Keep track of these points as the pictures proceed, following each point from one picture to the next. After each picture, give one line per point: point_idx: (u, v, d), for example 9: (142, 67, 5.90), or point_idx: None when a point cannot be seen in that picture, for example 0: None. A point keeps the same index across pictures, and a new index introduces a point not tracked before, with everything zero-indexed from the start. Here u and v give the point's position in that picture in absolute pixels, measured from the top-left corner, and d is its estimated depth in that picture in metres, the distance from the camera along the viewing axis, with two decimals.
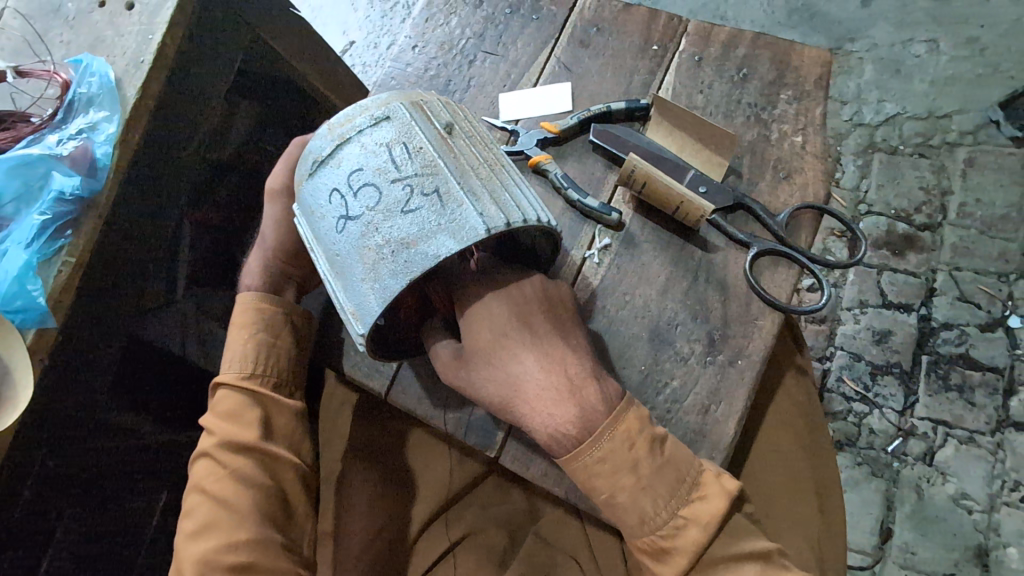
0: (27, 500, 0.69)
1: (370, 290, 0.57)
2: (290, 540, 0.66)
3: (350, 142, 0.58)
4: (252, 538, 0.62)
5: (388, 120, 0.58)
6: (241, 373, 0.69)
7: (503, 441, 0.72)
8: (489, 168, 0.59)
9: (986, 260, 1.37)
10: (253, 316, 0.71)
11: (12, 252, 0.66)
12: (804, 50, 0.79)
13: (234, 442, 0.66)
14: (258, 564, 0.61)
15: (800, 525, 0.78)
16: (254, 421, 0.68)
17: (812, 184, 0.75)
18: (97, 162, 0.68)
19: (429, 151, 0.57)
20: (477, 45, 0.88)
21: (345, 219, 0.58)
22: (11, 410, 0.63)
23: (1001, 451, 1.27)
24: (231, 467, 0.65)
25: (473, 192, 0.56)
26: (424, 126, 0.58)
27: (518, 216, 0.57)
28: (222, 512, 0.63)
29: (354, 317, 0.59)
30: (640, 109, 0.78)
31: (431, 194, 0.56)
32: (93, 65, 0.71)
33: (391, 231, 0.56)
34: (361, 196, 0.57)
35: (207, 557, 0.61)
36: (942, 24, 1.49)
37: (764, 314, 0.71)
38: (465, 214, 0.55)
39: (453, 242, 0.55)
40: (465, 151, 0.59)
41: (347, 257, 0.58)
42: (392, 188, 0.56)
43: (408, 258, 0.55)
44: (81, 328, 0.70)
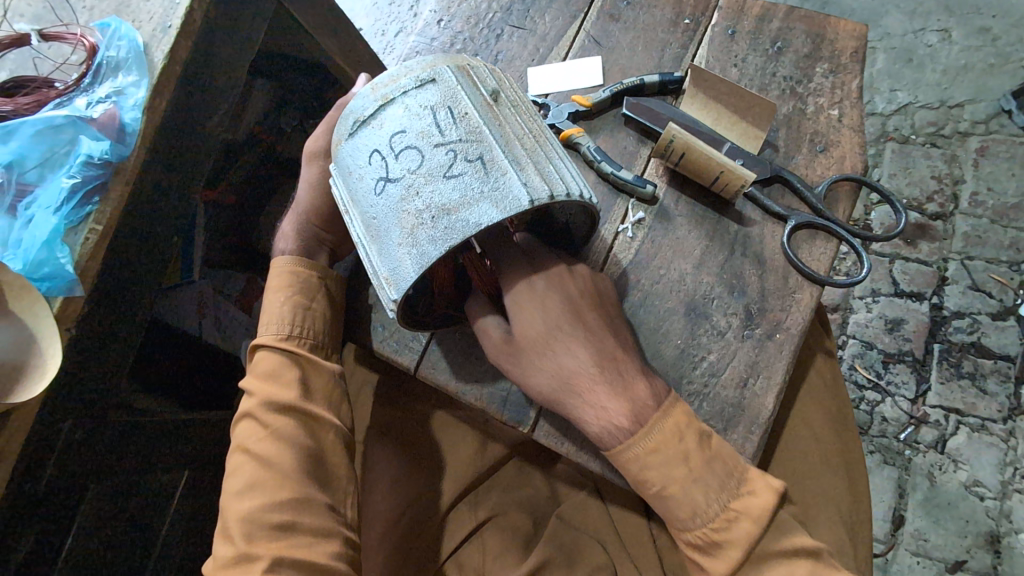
0: (52, 474, 0.66)
1: (406, 255, 0.53)
2: (334, 499, 0.64)
3: (395, 103, 0.56)
4: (295, 497, 0.60)
5: (434, 82, 0.55)
6: (280, 334, 0.68)
7: (536, 418, 0.70)
8: (533, 140, 0.57)
9: (999, 249, 1.37)
10: (289, 279, 0.70)
11: (38, 218, 0.64)
12: (839, 24, 0.78)
13: (274, 403, 0.64)
14: (300, 522, 0.60)
15: (828, 503, 0.78)
16: (292, 381, 0.66)
17: (849, 157, 0.74)
18: (126, 127, 0.67)
19: (474, 117, 0.54)
20: (504, 19, 0.86)
21: (384, 181, 0.55)
22: (37, 380, 0.59)
23: (1013, 438, 1.27)
24: (273, 426, 0.63)
25: (518, 161, 0.54)
26: (470, 92, 0.56)
27: (562, 188, 0.54)
28: (266, 471, 0.61)
29: (387, 283, 0.55)
30: (674, 82, 0.77)
31: (475, 160, 0.53)
32: (120, 29, 0.69)
33: (432, 195, 0.53)
34: (403, 158, 0.54)
35: (253, 516, 0.59)
36: (954, 14, 1.48)
37: (802, 288, 0.70)
38: (509, 182, 0.53)
39: (496, 212, 0.52)
40: (510, 120, 0.57)
41: (385, 220, 0.55)
42: (435, 151, 0.53)
43: (449, 224, 0.52)
44: (106, 296, 0.68)
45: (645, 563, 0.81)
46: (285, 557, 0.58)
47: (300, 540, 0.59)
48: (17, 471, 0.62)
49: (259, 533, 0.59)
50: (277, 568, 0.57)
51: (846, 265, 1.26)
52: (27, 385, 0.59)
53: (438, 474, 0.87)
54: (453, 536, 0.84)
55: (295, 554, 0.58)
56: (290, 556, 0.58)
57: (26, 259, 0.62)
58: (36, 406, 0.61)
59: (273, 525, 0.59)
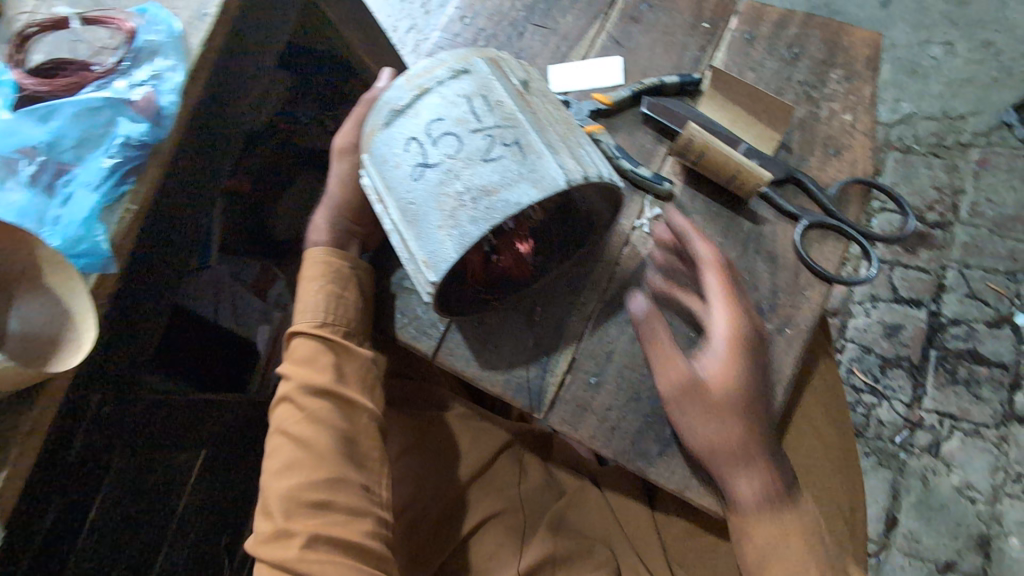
0: (82, 445, 0.68)
1: (447, 236, 0.55)
2: (369, 480, 0.67)
3: (430, 93, 0.58)
4: (329, 476, 0.64)
5: (468, 74, 0.58)
6: (314, 321, 0.71)
7: (551, 403, 0.72)
8: (564, 127, 0.59)
9: (996, 259, 1.40)
10: (322, 269, 0.71)
11: (80, 195, 0.65)
12: (854, 32, 0.81)
13: (310, 386, 0.68)
14: (335, 502, 0.64)
15: (827, 494, 0.82)
16: (328, 365, 0.69)
17: (860, 161, 0.76)
18: (163, 111, 0.68)
19: (508, 105, 0.57)
20: (526, 18, 0.88)
21: (423, 166, 0.57)
22: (74, 355, 0.60)
23: (1005, 444, 1.30)
24: (310, 409, 0.67)
25: (553, 145, 0.56)
26: (502, 82, 0.58)
27: (595, 171, 0.56)
28: (303, 452, 0.65)
29: (425, 266, 0.57)
30: (692, 83, 0.79)
31: (512, 144, 0.55)
32: (159, 15, 0.71)
33: (472, 178, 0.55)
34: (441, 144, 0.56)
35: (292, 495, 0.63)
36: (959, 27, 1.51)
37: (811, 286, 0.73)
38: (546, 164, 0.55)
39: (536, 192, 0.53)
40: (542, 108, 0.59)
41: (423, 204, 0.57)
42: (472, 137, 0.56)
43: (489, 205, 0.54)
44: (135, 273, 0.70)
45: (649, 553, 0.84)
46: (321, 534, 0.62)
47: (336, 518, 0.63)
48: (47, 445, 0.63)
49: (297, 510, 0.63)
50: (314, 544, 0.61)
51: (848, 268, 1.29)
52: (63, 359, 0.60)
53: (455, 456, 0.87)
54: (472, 517, 0.84)
55: (331, 531, 0.62)
56: (326, 533, 0.62)
57: (65, 235, 0.63)
58: (68, 379, 0.63)
59: (309, 503, 0.63)
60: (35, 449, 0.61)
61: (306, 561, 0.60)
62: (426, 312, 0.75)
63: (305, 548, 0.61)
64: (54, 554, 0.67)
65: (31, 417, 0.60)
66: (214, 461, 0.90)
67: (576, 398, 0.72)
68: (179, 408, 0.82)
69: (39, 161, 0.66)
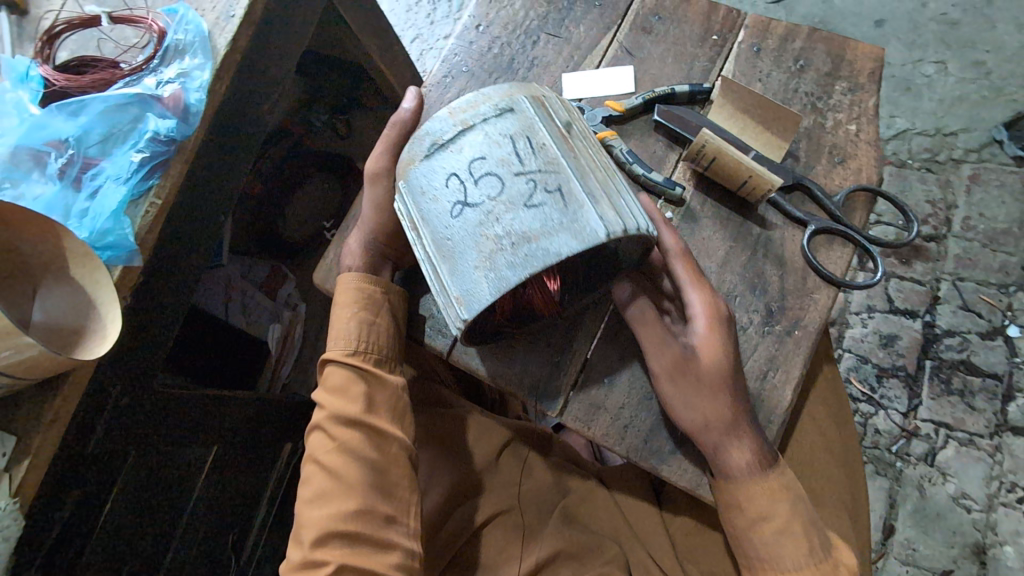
0: (102, 435, 0.68)
1: (483, 277, 0.57)
2: (397, 509, 0.66)
3: (475, 129, 0.60)
4: (358, 507, 0.64)
5: (512, 113, 0.60)
6: (347, 350, 0.71)
7: (565, 403, 0.74)
8: (605, 173, 0.61)
9: (988, 272, 1.43)
10: (355, 295, 0.71)
11: (108, 188, 0.67)
12: (857, 46, 0.84)
13: (342, 415, 0.68)
14: (362, 533, 0.63)
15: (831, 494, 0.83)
16: (359, 395, 0.69)
17: (864, 169, 0.79)
18: (190, 107, 0.70)
19: (552, 149, 0.59)
20: (540, 27, 0.91)
21: (462, 205, 0.58)
22: (97, 347, 0.61)
23: (999, 453, 1.32)
24: (339, 439, 0.67)
25: (593, 195, 0.58)
26: (546, 125, 0.60)
27: (634, 224, 0.58)
28: (333, 482, 0.66)
29: (458, 303, 0.58)
30: (702, 93, 0.82)
31: (554, 191, 0.57)
32: (187, 16, 0.73)
33: (513, 222, 0.56)
34: (482, 184, 0.58)
35: (324, 524, 0.64)
36: (950, 47, 1.56)
37: (819, 289, 0.75)
38: (587, 216, 0.56)
39: (576, 243, 0.55)
40: (583, 153, 0.61)
41: (461, 243, 0.58)
42: (515, 180, 0.57)
43: (530, 252, 0.55)
44: (158, 268, 0.71)
45: (657, 552, 0.85)
46: (349, 564, 0.62)
47: (364, 551, 0.63)
48: (69, 433, 0.64)
49: (326, 539, 0.63)
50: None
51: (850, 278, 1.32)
52: (82, 351, 0.61)
53: (467, 453, 0.89)
54: (483, 511, 0.85)
55: (359, 561, 0.62)
56: (354, 565, 0.62)
57: (92, 228, 0.65)
58: (90, 370, 0.64)
59: (339, 533, 0.63)
60: (56, 440, 0.62)
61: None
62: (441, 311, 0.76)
63: None
64: (69, 546, 0.67)
65: (53, 408, 0.61)
66: (224, 460, 0.90)
67: (589, 396, 0.74)
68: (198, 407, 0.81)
69: (68, 155, 0.67)
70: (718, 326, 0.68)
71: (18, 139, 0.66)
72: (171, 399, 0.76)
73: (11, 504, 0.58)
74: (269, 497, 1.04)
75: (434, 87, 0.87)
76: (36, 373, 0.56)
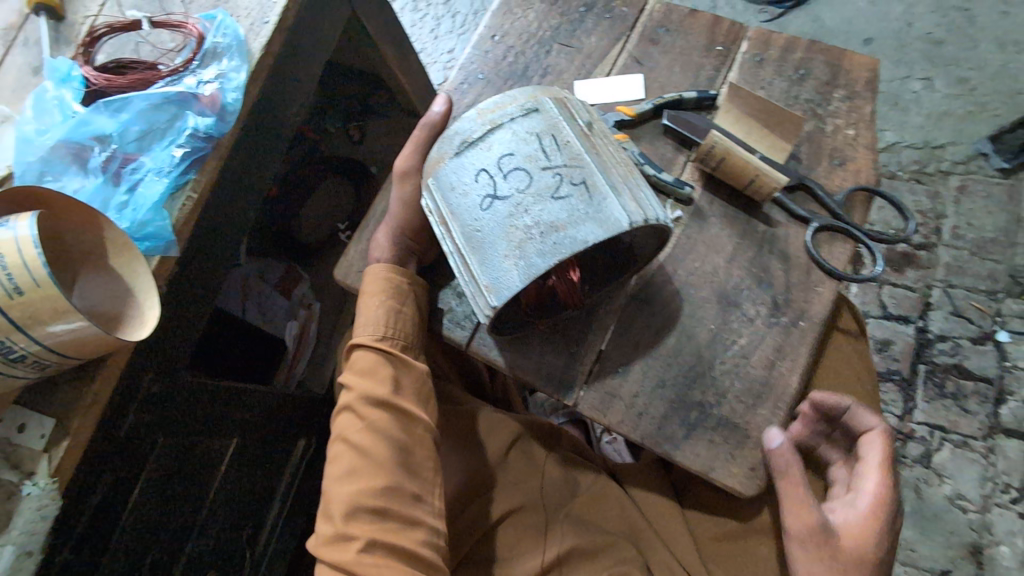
0: (133, 421, 0.70)
1: (513, 266, 0.60)
2: (422, 488, 0.70)
3: (502, 127, 0.63)
4: (386, 484, 0.67)
5: (538, 112, 0.64)
6: (376, 335, 0.74)
7: (581, 391, 0.77)
8: (625, 168, 0.65)
9: (978, 279, 1.48)
10: (385, 284, 0.74)
11: (149, 180, 0.70)
12: (853, 57, 0.89)
13: (371, 396, 0.71)
14: (389, 509, 0.66)
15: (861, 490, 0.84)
16: (387, 377, 0.73)
17: (862, 171, 0.84)
18: (227, 107, 0.73)
19: (576, 146, 0.63)
20: (553, 37, 0.95)
21: (492, 198, 0.62)
22: (137, 330, 0.62)
23: (993, 455, 1.36)
24: (368, 419, 0.71)
25: (615, 187, 0.61)
26: (570, 123, 0.64)
27: (654, 215, 0.61)
28: (362, 459, 0.69)
29: (487, 291, 0.61)
30: (709, 99, 0.87)
31: (579, 184, 0.61)
32: (224, 21, 0.77)
33: (541, 213, 0.60)
34: (511, 178, 0.61)
35: (353, 500, 0.67)
36: (936, 64, 1.64)
37: (822, 283, 0.79)
38: (610, 207, 0.60)
39: (602, 231, 0.59)
40: (605, 150, 0.65)
41: (491, 233, 0.61)
42: (542, 174, 0.61)
43: (557, 240, 0.59)
44: (192, 259, 0.74)
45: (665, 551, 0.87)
46: (379, 540, 0.65)
47: (392, 526, 0.66)
48: (103, 418, 0.66)
49: (356, 515, 0.66)
50: (372, 548, 0.65)
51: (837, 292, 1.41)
52: (125, 333, 0.62)
53: (482, 448, 0.91)
54: (500, 505, 0.87)
55: (386, 539, 0.65)
56: (382, 539, 0.65)
57: (133, 219, 0.67)
58: (127, 355, 0.66)
59: (369, 509, 0.66)
60: (91, 423, 0.64)
61: (363, 564, 0.64)
62: (460, 305, 0.80)
63: (362, 552, 0.64)
64: (99, 528, 0.69)
65: (92, 390, 0.63)
66: (243, 452, 0.92)
67: (604, 384, 0.77)
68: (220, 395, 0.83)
69: (110, 150, 0.71)
70: (879, 517, 0.73)
71: (61, 134, 0.69)
72: (199, 389, 0.79)
73: (50, 484, 0.61)
74: (282, 495, 1.06)
75: (452, 93, 0.92)
76: (84, 353, 0.58)
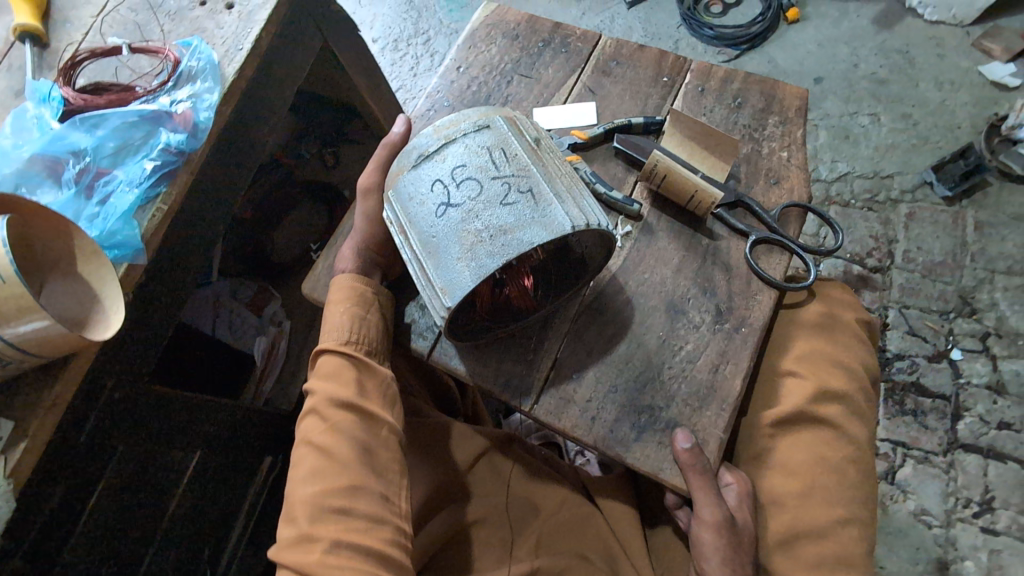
0: (93, 426, 0.71)
1: (465, 267, 0.64)
2: (388, 489, 0.72)
3: (456, 142, 0.69)
4: (352, 484, 0.70)
5: (488, 128, 0.69)
6: (340, 340, 0.76)
7: (539, 393, 0.80)
8: (569, 179, 0.70)
9: (930, 299, 1.55)
10: (348, 293, 0.77)
11: (121, 192, 0.73)
12: (787, 88, 0.98)
13: (335, 399, 0.74)
14: (355, 507, 0.69)
15: (861, 511, 0.82)
16: (351, 381, 0.75)
17: (797, 191, 0.91)
18: (199, 124, 0.77)
19: (524, 158, 0.68)
20: (513, 69, 1.02)
21: (446, 205, 0.66)
22: (101, 332, 0.64)
23: (952, 470, 1.40)
24: (334, 420, 0.74)
25: (559, 195, 0.67)
26: (518, 139, 0.70)
27: (595, 220, 0.66)
28: (326, 460, 0.72)
29: (442, 292, 0.65)
30: (655, 124, 0.94)
31: (526, 192, 0.66)
32: (200, 47, 0.82)
33: (491, 218, 0.64)
34: (463, 187, 0.66)
35: (317, 501, 0.69)
36: (881, 100, 1.76)
37: (763, 292, 0.84)
38: (555, 212, 0.65)
39: (547, 233, 0.63)
40: (550, 163, 0.71)
41: (445, 238, 0.66)
42: (492, 183, 0.66)
43: (506, 242, 0.63)
44: (159, 269, 0.77)
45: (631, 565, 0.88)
46: (342, 539, 0.67)
47: (356, 525, 0.69)
48: (64, 420, 0.67)
49: (321, 516, 0.69)
50: (337, 548, 0.67)
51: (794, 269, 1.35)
52: (90, 335, 0.64)
53: (446, 461, 0.93)
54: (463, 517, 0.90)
55: (351, 537, 0.68)
56: (347, 538, 0.68)
57: (102, 228, 0.71)
58: (92, 352, 0.68)
59: (332, 511, 0.69)
60: (51, 425, 0.65)
61: (327, 565, 0.66)
62: (422, 317, 0.83)
63: (327, 552, 0.67)
64: (56, 534, 0.69)
65: (56, 389, 0.65)
66: (207, 465, 0.92)
67: (560, 390, 0.80)
68: (184, 408, 0.84)
69: (83, 164, 0.75)
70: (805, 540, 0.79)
71: (37, 148, 0.73)
72: (163, 398, 0.80)
73: (5, 485, 0.61)
74: (247, 510, 1.05)
75: (418, 118, 0.98)
76: (44, 350, 0.60)
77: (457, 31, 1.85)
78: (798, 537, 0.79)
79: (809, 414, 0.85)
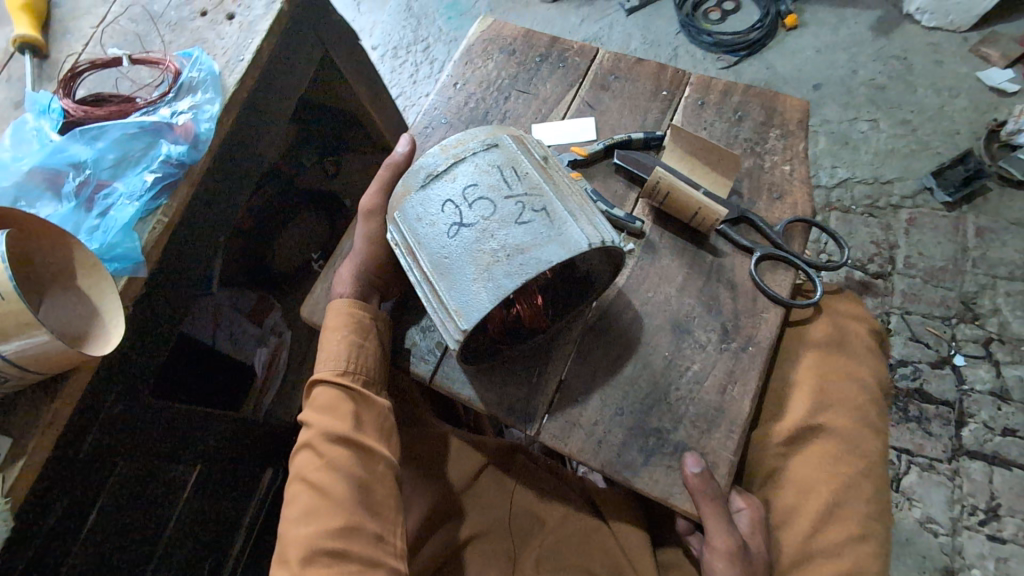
0: (91, 445, 0.70)
1: (481, 288, 0.63)
2: (384, 528, 0.72)
3: (465, 161, 0.68)
4: (346, 527, 0.69)
5: (498, 148, 0.69)
6: (336, 370, 0.76)
7: (543, 419, 0.79)
8: (580, 197, 0.70)
9: (932, 305, 1.55)
10: (345, 319, 0.76)
11: (121, 205, 0.73)
12: (787, 100, 0.98)
13: (330, 434, 0.73)
14: (351, 552, 0.68)
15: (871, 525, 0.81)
16: (348, 414, 0.75)
17: (800, 204, 0.90)
18: (200, 135, 0.77)
19: (535, 177, 0.68)
20: (512, 84, 1.02)
21: (458, 225, 0.66)
22: (100, 347, 0.62)
23: (957, 477, 1.39)
24: (328, 457, 0.72)
25: (573, 213, 0.66)
26: (528, 157, 0.70)
27: (610, 237, 0.66)
28: (321, 499, 0.70)
29: (457, 315, 0.64)
30: (655, 140, 0.94)
31: (540, 210, 0.65)
32: (200, 58, 0.82)
33: (506, 237, 0.64)
34: (476, 207, 0.66)
35: (310, 543, 0.68)
36: (879, 107, 1.76)
37: (768, 309, 0.83)
38: (570, 230, 0.64)
39: (563, 251, 0.62)
40: (561, 180, 0.70)
41: (458, 259, 0.65)
42: (505, 202, 0.66)
43: (522, 262, 0.62)
44: (157, 289, 0.76)
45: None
46: None
47: (350, 569, 0.67)
48: (61, 440, 0.66)
49: (314, 559, 0.67)
50: None
51: None
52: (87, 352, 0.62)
53: (445, 476, 0.92)
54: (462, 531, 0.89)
55: None
56: None
57: (103, 240, 0.70)
58: (89, 373, 0.67)
59: (327, 552, 0.67)
60: (49, 445, 0.64)
61: None
62: (424, 339, 0.82)
63: None
64: (52, 555, 0.68)
65: (52, 409, 0.64)
66: (206, 484, 0.91)
67: (565, 413, 0.79)
68: (182, 429, 0.83)
69: (83, 176, 0.74)
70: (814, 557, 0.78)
71: (36, 161, 0.73)
72: (164, 414, 0.79)
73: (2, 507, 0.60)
74: (247, 527, 1.03)
75: (417, 134, 0.97)
76: (42, 366, 0.59)
77: (456, 39, 1.85)
78: (811, 558, 0.78)
79: (812, 427, 0.84)
